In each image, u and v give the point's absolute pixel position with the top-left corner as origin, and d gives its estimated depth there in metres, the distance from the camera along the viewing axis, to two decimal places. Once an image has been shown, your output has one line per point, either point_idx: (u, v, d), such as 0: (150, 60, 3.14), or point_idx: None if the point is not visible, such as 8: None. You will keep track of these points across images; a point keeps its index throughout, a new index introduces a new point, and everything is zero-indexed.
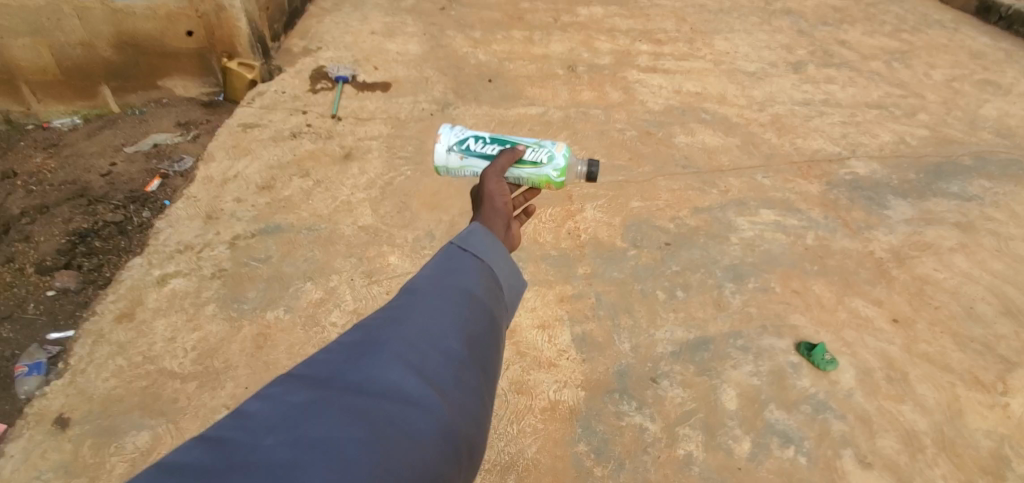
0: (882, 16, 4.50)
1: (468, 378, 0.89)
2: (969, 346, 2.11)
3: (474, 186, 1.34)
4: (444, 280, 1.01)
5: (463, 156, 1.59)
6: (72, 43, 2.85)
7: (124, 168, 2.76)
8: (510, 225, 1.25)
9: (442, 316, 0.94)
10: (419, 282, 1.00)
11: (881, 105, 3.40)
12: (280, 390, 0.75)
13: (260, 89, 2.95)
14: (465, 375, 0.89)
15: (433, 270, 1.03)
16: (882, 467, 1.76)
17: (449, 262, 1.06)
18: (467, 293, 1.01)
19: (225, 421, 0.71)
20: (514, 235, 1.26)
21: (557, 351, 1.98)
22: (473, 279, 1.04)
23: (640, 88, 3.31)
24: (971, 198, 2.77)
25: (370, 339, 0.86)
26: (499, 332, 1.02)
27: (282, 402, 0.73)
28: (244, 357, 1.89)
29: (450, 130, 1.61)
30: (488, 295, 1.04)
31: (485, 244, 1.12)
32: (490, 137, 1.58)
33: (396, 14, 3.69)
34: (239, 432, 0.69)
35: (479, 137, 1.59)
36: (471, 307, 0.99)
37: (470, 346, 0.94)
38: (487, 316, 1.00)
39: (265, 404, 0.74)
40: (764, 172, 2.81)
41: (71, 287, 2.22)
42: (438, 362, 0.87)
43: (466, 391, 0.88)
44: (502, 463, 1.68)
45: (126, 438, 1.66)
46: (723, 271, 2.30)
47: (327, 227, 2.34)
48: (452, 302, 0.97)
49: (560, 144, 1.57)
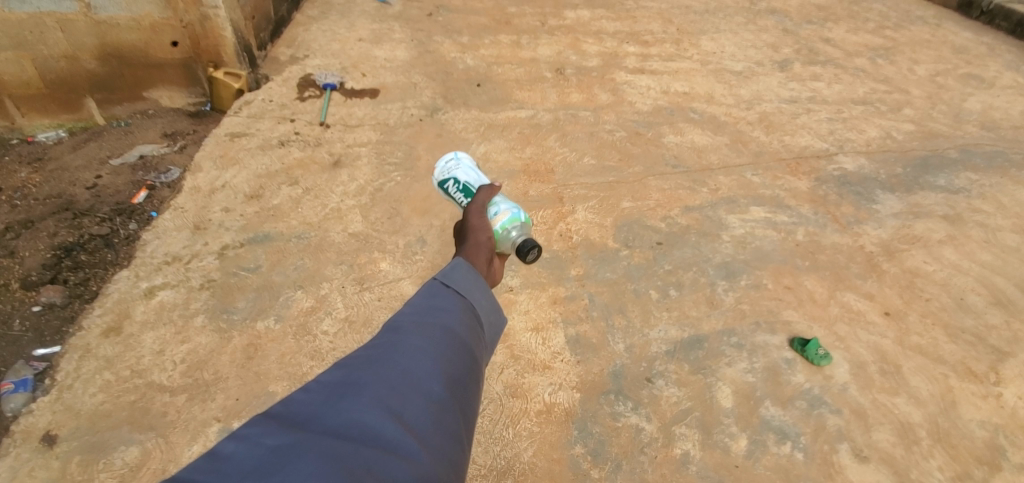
0: (865, 14, 4.55)
1: (448, 420, 0.92)
2: (960, 337, 2.12)
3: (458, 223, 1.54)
4: (426, 318, 1.07)
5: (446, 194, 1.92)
6: (55, 56, 2.82)
7: (110, 180, 2.73)
8: (491, 262, 1.40)
9: (423, 355, 0.98)
10: (402, 319, 1.06)
11: (867, 101, 3.43)
12: (259, 433, 0.78)
13: (247, 97, 2.94)
14: (444, 415, 0.93)
15: (417, 307, 1.10)
16: (879, 460, 1.76)
17: (432, 299, 1.13)
18: (449, 330, 1.06)
19: (199, 463, 0.72)
20: (495, 271, 1.40)
21: (551, 353, 1.97)
22: (455, 316, 1.10)
23: (629, 89, 3.33)
24: (958, 190, 2.80)
25: (351, 381, 0.90)
26: (476, 371, 1.06)
27: (257, 445, 0.76)
28: (235, 368, 1.86)
29: (443, 165, 1.92)
30: (467, 334, 1.09)
31: (467, 280, 1.20)
32: (463, 186, 1.83)
33: (384, 20, 3.70)
34: (213, 474, 0.70)
35: (456, 183, 1.85)
36: (451, 345, 1.04)
37: (450, 386, 0.97)
38: (468, 355, 1.05)
39: (241, 447, 0.75)
40: (753, 169, 2.83)
41: (57, 302, 2.18)
42: (418, 404, 0.90)
43: (444, 434, 0.90)
44: (498, 468, 1.66)
45: (114, 454, 1.64)
46: (715, 269, 2.31)
47: (317, 235, 2.32)
48: (434, 341, 1.02)
49: (500, 217, 1.69)
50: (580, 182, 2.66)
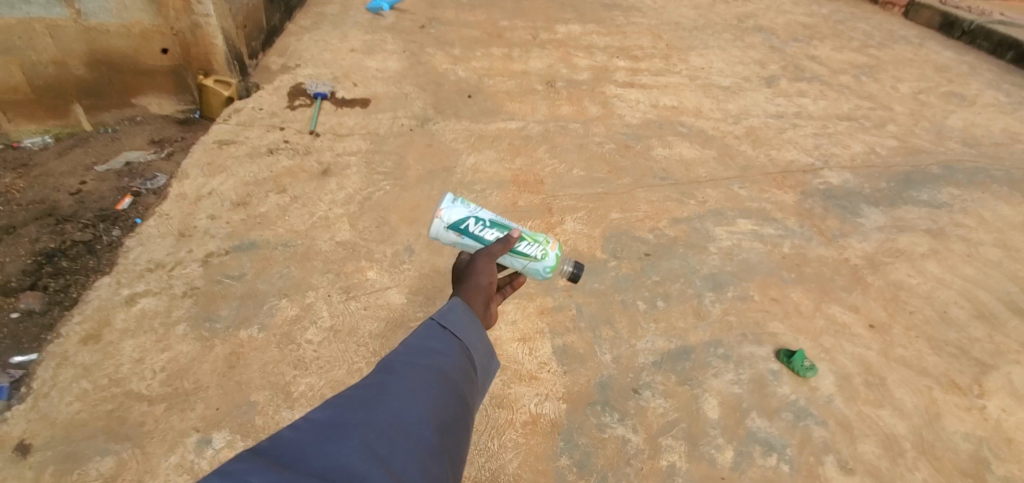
0: (850, 32, 4.65)
1: (436, 468, 0.91)
2: (944, 349, 2.14)
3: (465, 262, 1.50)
4: (421, 360, 1.07)
5: (460, 235, 1.64)
6: (44, 62, 2.75)
7: (95, 187, 2.70)
8: (490, 305, 1.39)
9: (415, 399, 0.98)
10: (396, 360, 1.06)
11: (851, 117, 3.49)
12: (243, 469, 0.74)
13: (236, 105, 2.94)
14: (433, 463, 0.91)
15: (412, 347, 1.10)
16: (864, 472, 1.76)
17: (428, 341, 1.13)
18: (442, 373, 1.07)
19: None
20: (491, 314, 1.39)
21: (539, 363, 1.96)
22: (449, 360, 1.11)
23: (619, 102, 3.36)
24: (940, 205, 2.85)
25: (341, 422, 0.89)
26: (467, 418, 1.05)
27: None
28: (216, 377, 1.83)
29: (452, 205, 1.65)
30: (461, 379, 1.09)
31: (464, 322, 1.21)
32: (489, 221, 1.64)
33: (376, 31, 3.72)
34: None
35: (479, 220, 1.64)
36: (444, 390, 1.04)
37: (441, 433, 0.96)
38: (459, 400, 1.05)
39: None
40: (740, 182, 2.85)
41: (36, 309, 2.11)
42: (406, 450, 0.89)
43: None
44: (482, 479, 1.64)
45: (89, 465, 1.59)
46: (702, 280, 2.32)
47: (303, 243, 2.31)
48: (427, 384, 1.02)
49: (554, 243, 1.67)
50: (569, 193, 2.67)
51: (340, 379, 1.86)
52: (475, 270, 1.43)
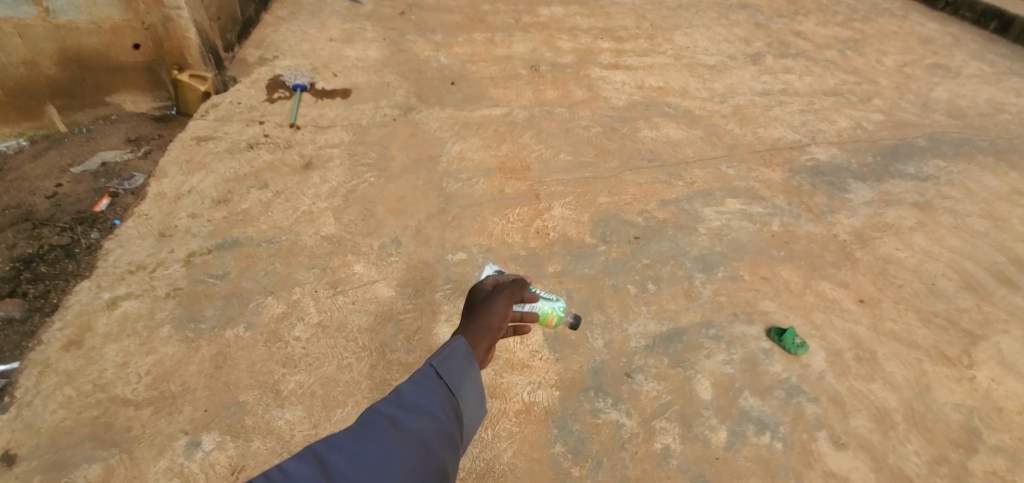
0: (834, 7, 4.62)
1: None
2: (933, 321, 2.16)
3: (478, 299, 1.45)
4: (405, 416, 1.01)
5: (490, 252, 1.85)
6: (14, 62, 2.70)
7: (71, 189, 2.62)
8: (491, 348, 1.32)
9: (389, 465, 0.91)
10: (381, 415, 1.00)
11: (837, 93, 3.47)
12: None
13: (214, 100, 2.87)
14: None
15: (399, 401, 1.04)
16: (857, 447, 1.77)
17: (418, 392, 1.07)
18: (426, 433, 1.00)
19: None
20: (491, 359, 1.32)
21: (530, 351, 1.95)
22: (436, 418, 1.04)
23: (604, 85, 3.32)
24: (927, 178, 2.85)
25: None
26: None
27: None
28: (203, 378, 1.80)
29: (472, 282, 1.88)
30: (445, 441, 1.01)
31: (460, 374, 1.15)
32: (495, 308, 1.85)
33: (355, 20, 3.63)
34: None
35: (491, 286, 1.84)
36: (424, 453, 0.96)
37: None
38: (440, 467, 0.97)
39: None
40: (727, 161, 2.84)
41: (16, 316, 2.06)
42: None
43: None
44: (477, 470, 1.63)
45: (76, 473, 1.57)
46: (693, 262, 2.31)
47: (288, 239, 2.26)
48: (405, 447, 0.95)
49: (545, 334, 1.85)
50: (556, 178, 2.64)
51: (330, 376, 1.84)
52: (485, 311, 1.38)
